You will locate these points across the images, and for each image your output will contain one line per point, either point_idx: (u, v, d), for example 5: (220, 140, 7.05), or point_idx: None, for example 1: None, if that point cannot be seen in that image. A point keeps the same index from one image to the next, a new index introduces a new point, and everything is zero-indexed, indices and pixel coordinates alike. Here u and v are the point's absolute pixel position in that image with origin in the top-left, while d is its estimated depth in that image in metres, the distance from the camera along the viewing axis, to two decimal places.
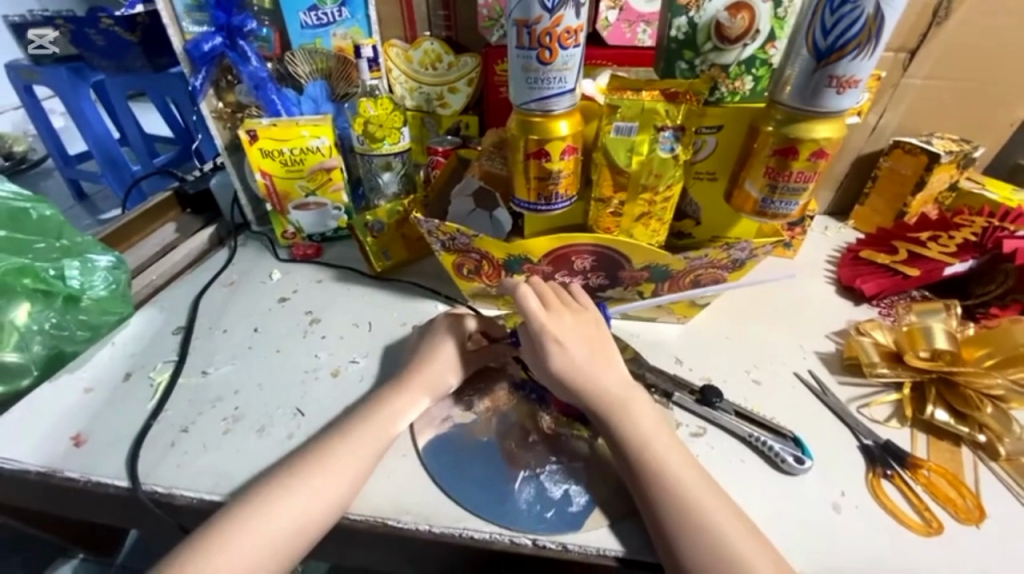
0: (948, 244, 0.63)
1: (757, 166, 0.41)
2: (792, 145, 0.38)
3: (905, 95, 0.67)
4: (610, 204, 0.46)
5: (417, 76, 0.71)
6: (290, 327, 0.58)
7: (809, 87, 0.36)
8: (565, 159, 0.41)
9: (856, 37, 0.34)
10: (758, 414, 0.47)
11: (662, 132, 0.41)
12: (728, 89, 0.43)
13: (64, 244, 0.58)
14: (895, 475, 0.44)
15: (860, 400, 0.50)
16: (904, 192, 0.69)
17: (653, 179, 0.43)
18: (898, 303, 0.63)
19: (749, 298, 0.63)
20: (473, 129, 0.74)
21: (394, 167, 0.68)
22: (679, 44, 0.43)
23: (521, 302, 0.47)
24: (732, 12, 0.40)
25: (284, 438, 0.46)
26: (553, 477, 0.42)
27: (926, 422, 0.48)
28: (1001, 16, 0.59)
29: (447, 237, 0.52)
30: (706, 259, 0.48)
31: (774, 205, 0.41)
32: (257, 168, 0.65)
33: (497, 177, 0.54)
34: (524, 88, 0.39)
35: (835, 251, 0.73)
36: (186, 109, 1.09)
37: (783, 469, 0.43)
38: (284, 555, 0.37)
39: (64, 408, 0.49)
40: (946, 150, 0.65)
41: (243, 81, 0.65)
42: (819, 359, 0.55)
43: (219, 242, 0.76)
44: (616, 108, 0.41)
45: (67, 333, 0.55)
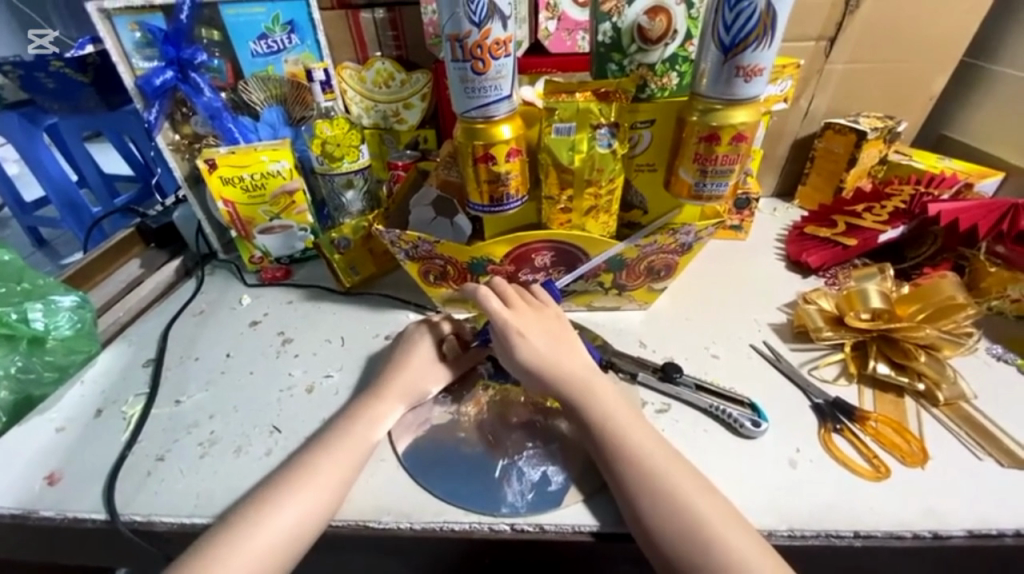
0: (881, 213, 0.68)
1: (687, 152, 0.44)
2: (714, 131, 0.41)
3: (830, 79, 0.72)
4: (560, 201, 0.49)
5: (371, 95, 0.73)
6: (262, 348, 0.59)
7: (721, 79, 0.39)
8: (511, 161, 0.44)
9: (754, 31, 0.37)
10: (717, 386, 0.50)
11: (598, 130, 0.44)
12: (658, 86, 0.47)
13: (25, 287, 0.57)
14: (845, 428, 0.47)
15: (811, 363, 0.54)
16: (839, 169, 0.75)
17: (596, 174, 0.46)
18: (841, 271, 0.67)
19: (705, 281, 0.67)
20: (432, 142, 0.76)
21: (356, 185, 0.69)
22: (607, 48, 0.47)
23: (483, 304, 0.49)
24: (651, 15, 0.44)
25: (263, 455, 0.46)
26: (531, 461, 0.43)
27: (871, 377, 0.52)
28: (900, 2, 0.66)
29: (410, 246, 0.54)
30: (655, 244, 0.52)
31: (708, 187, 0.44)
32: (219, 197, 0.66)
33: (454, 185, 0.57)
34: (463, 97, 0.41)
35: (783, 230, 0.78)
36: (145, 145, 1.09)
37: (744, 434, 0.45)
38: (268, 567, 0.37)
39: (34, 449, 0.48)
40: (871, 127, 0.71)
41: (198, 113, 0.66)
42: (772, 330, 0.58)
43: (186, 273, 0.76)
44: (554, 111, 0.44)
45: (33, 376, 0.54)
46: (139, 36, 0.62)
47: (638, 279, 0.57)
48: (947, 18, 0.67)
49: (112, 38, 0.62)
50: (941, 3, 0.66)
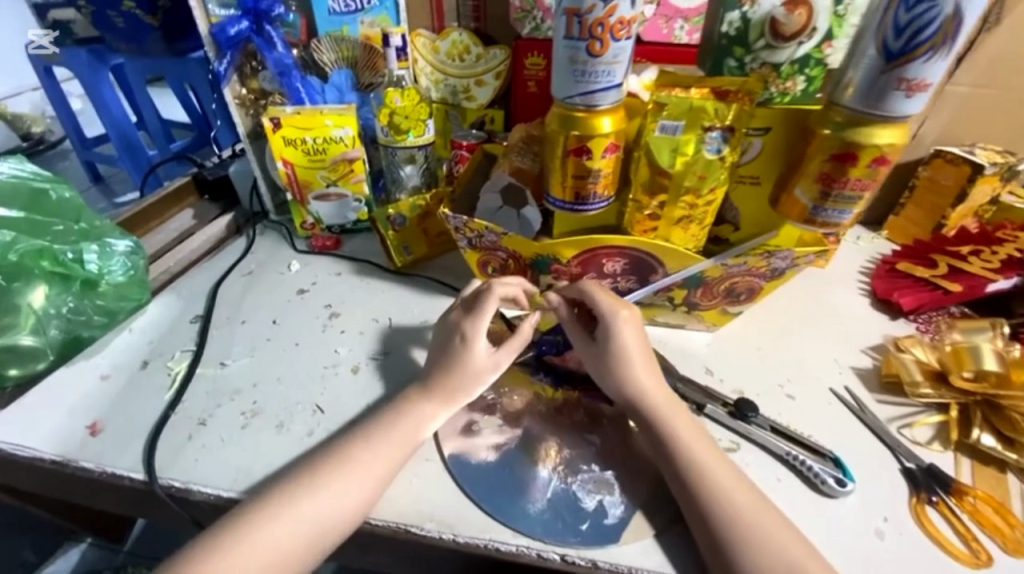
0: (991, 259, 0.61)
1: (810, 170, 0.39)
2: (851, 150, 0.36)
3: (950, 102, 0.64)
4: (648, 206, 0.44)
5: (443, 67, 0.69)
6: (309, 320, 0.57)
7: (874, 89, 0.34)
8: (607, 158, 0.39)
9: (932, 38, 0.32)
10: (795, 431, 0.45)
11: (709, 133, 0.39)
12: (779, 89, 0.42)
13: (82, 227, 0.57)
14: (941, 502, 0.41)
15: (901, 420, 0.48)
16: (944, 204, 0.66)
17: (696, 181, 0.41)
18: (936, 318, 0.60)
19: (780, 309, 0.61)
20: (498, 124, 0.72)
21: (417, 160, 0.66)
22: (730, 41, 0.41)
23: (591, 288, 0.47)
24: (789, 9, 0.39)
25: (304, 436, 0.44)
26: (586, 486, 0.40)
27: (970, 446, 0.46)
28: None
29: (475, 234, 0.50)
30: (745, 265, 0.46)
31: (826, 213, 0.39)
32: (278, 157, 0.64)
33: (528, 174, 0.52)
34: (570, 81, 0.37)
35: (869, 262, 0.70)
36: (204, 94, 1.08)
37: (823, 491, 0.41)
38: (319, 547, 0.36)
39: (80, 395, 0.48)
40: (990, 162, 0.62)
41: (268, 68, 0.64)
42: (855, 374, 0.53)
43: (236, 230, 0.75)
44: (663, 106, 0.39)
45: (83, 318, 0.54)
46: None
47: (713, 300, 0.52)
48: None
49: None
50: None
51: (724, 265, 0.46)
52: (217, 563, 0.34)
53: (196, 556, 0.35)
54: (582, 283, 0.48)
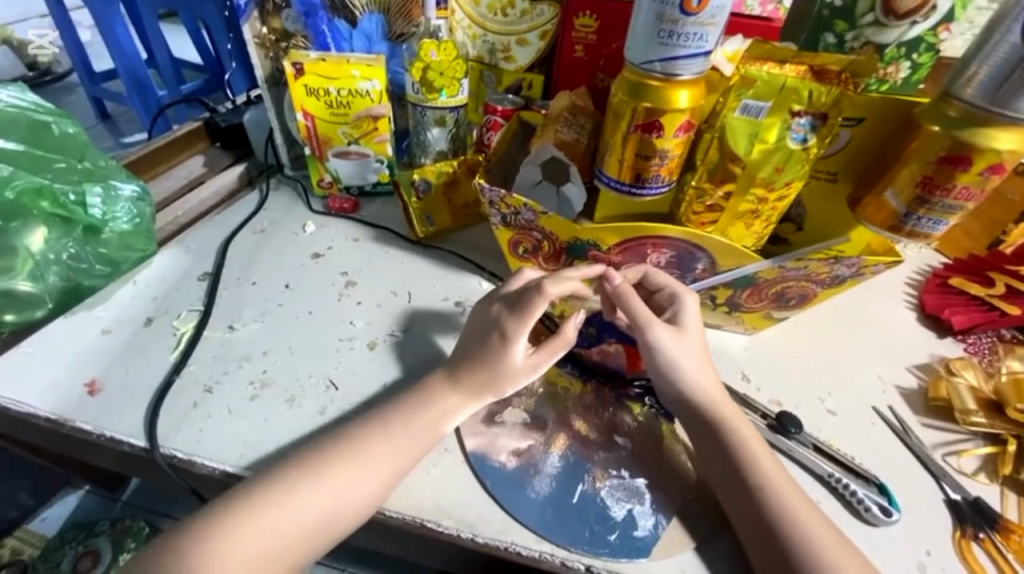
0: None
1: (905, 172, 0.34)
2: (962, 153, 0.32)
3: None
4: (711, 197, 0.39)
5: (482, 22, 0.63)
6: (324, 287, 0.54)
7: (1004, 82, 0.29)
8: (678, 138, 0.35)
9: None
10: (837, 451, 0.43)
11: (796, 118, 0.34)
12: (878, 76, 0.37)
13: (86, 166, 0.53)
14: (987, 539, 0.39)
15: (947, 447, 0.45)
16: (1007, 219, 0.61)
17: (771, 173, 0.37)
18: (986, 341, 0.57)
19: (822, 316, 0.57)
20: (535, 90, 0.66)
21: (447, 123, 0.61)
22: (832, 12, 0.36)
23: (654, 272, 0.45)
24: None
25: (316, 414, 0.42)
26: (615, 494, 0.37)
27: (1019, 481, 0.43)
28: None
29: (511, 211, 0.46)
30: (804, 270, 0.42)
31: (918, 222, 0.35)
32: (299, 107, 0.59)
33: (573, 147, 0.47)
34: (651, 43, 0.32)
35: (917, 273, 0.66)
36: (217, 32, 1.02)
37: (864, 518, 0.38)
38: (347, 524, 0.35)
39: (79, 349, 0.45)
40: None
41: (292, 6, 0.58)
42: (900, 395, 0.49)
43: (248, 183, 0.70)
44: (751, 81, 0.34)
45: (85, 266, 0.50)
46: None
47: (759, 303, 0.48)
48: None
49: None
50: None
51: (782, 266, 0.42)
52: (241, 535, 0.32)
53: (216, 526, 0.32)
54: (642, 270, 0.45)
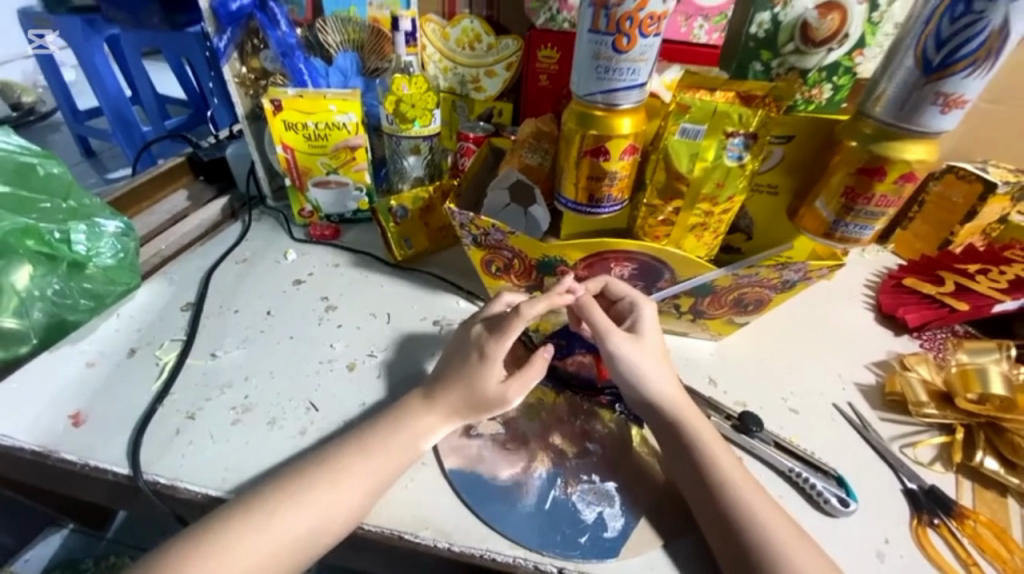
0: (998, 279, 0.60)
1: (833, 181, 0.37)
2: (878, 164, 0.35)
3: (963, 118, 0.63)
4: (662, 212, 0.43)
5: (452, 56, 0.67)
6: (305, 312, 0.56)
7: (908, 103, 0.33)
8: (624, 160, 0.38)
9: (973, 53, 0.30)
10: (798, 447, 0.45)
11: (731, 138, 0.37)
12: (804, 97, 0.41)
13: (71, 205, 0.54)
14: (942, 525, 0.41)
15: (903, 439, 0.48)
16: (952, 221, 0.65)
17: (715, 188, 0.40)
18: (941, 336, 0.60)
19: (783, 321, 0.60)
20: (506, 117, 0.70)
21: (421, 151, 0.64)
22: (757, 43, 0.40)
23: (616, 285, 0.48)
24: (822, 12, 0.37)
25: (296, 434, 0.43)
26: (586, 497, 0.39)
27: (972, 469, 0.45)
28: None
29: (480, 232, 0.49)
30: (756, 276, 0.45)
31: (846, 227, 0.38)
32: (278, 141, 0.62)
33: (536, 170, 0.51)
34: (591, 77, 0.35)
35: (874, 275, 0.69)
36: (200, 70, 1.07)
37: (824, 510, 0.40)
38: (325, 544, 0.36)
39: (62, 383, 0.46)
40: (1003, 180, 0.61)
41: (270, 47, 0.61)
42: (859, 391, 0.52)
43: (232, 215, 0.73)
44: (687, 108, 0.37)
45: (69, 302, 0.51)
46: None
47: (720, 308, 0.50)
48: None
49: None
50: None
51: (736, 275, 0.45)
52: (220, 559, 0.33)
53: (196, 550, 0.33)
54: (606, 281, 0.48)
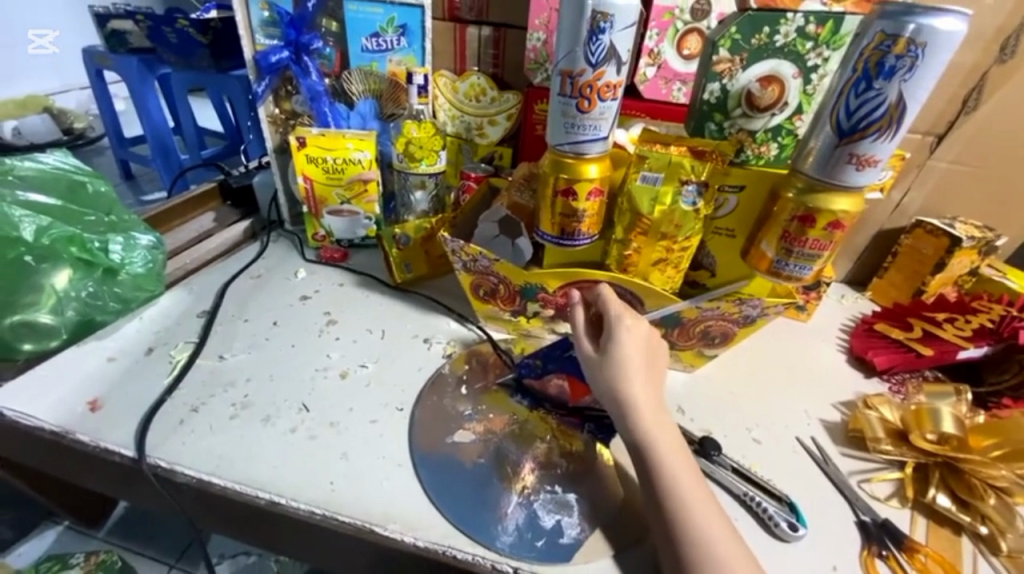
0: (964, 327, 0.62)
1: (775, 229, 0.43)
2: (810, 214, 0.40)
3: (930, 176, 0.66)
4: (628, 247, 0.48)
5: (460, 106, 0.76)
6: (308, 324, 0.61)
7: (829, 161, 0.39)
8: (591, 200, 0.44)
9: (879, 121, 0.36)
10: (755, 474, 0.47)
11: (686, 186, 0.44)
12: (754, 153, 0.46)
13: (112, 219, 0.62)
14: (891, 556, 0.42)
15: (861, 474, 0.49)
16: (924, 271, 0.68)
17: (673, 228, 0.46)
18: (909, 380, 0.61)
19: (755, 356, 0.63)
20: (506, 160, 0.78)
21: (427, 187, 0.71)
22: (710, 107, 0.46)
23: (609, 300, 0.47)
24: (763, 85, 0.44)
25: (287, 431, 0.47)
26: (546, 506, 0.43)
27: (926, 505, 0.47)
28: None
29: (470, 258, 0.54)
30: (718, 309, 0.49)
31: (789, 267, 0.43)
32: (300, 172, 0.70)
33: (524, 208, 0.57)
34: (561, 130, 0.41)
35: (849, 319, 0.72)
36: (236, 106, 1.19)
37: (775, 533, 0.42)
38: None
39: (86, 372, 0.51)
40: (968, 235, 0.63)
41: (301, 93, 0.71)
42: (823, 427, 0.54)
43: (252, 236, 0.81)
44: (645, 159, 0.44)
45: (100, 303, 0.57)
46: (267, 15, 0.67)
47: (689, 340, 0.53)
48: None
49: (242, 13, 0.66)
50: None
51: (699, 310, 0.49)
52: None
53: None
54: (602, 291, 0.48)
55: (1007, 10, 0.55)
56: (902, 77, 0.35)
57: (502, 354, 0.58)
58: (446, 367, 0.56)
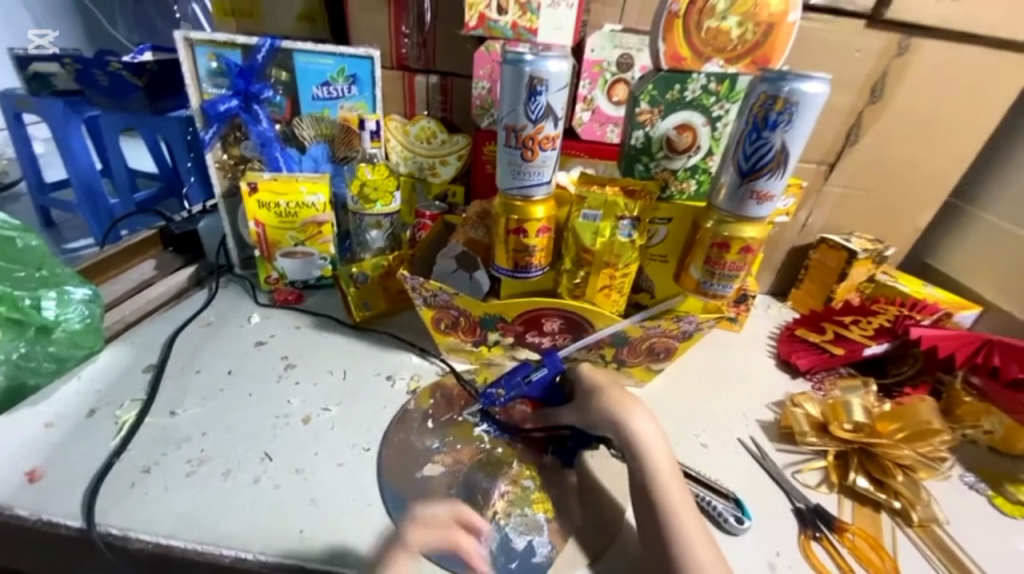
0: (867, 327, 0.71)
1: (699, 253, 0.50)
2: (726, 241, 0.47)
3: (827, 199, 0.77)
4: (577, 275, 0.53)
5: (412, 147, 0.80)
6: (264, 371, 0.60)
7: (736, 196, 0.46)
8: (540, 236, 0.48)
9: (769, 163, 0.44)
10: (704, 476, 0.51)
11: (621, 221, 0.49)
12: (677, 189, 0.54)
13: (44, 274, 0.58)
14: (824, 538, 0.48)
15: (794, 465, 0.56)
16: (831, 281, 0.78)
17: (613, 258, 0.51)
18: (827, 378, 0.70)
19: (699, 367, 0.69)
20: (459, 197, 0.82)
21: (383, 226, 0.74)
22: (636, 151, 0.54)
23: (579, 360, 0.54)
24: (679, 132, 0.52)
25: (250, 483, 0.46)
26: (518, 528, 0.46)
27: (850, 488, 0.53)
28: (926, 104, 0.68)
29: (430, 294, 0.56)
30: (660, 327, 0.54)
31: (713, 286, 0.50)
32: (252, 217, 0.70)
33: (478, 244, 0.60)
34: (509, 177, 0.46)
35: (775, 327, 0.80)
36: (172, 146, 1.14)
37: (726, 528, 0.47)
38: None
39: (18, 441, 0.47)
40: (862, 248, 0.74)
41: (251, 138, 0.72)
42: (760, 426, 0.60)
43: (198, 282, 0.79)
44: (584, 200, 0.49)
45: (32, 365, 0.54)
46: (214, 66, 0.68)
47: (637, 356, 0.58)
48: (945, 156, 0.72)
49: (189, 64, 0.67)
50: (924, 148, 0.72)
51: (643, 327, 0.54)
52: None
53: None
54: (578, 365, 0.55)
55: (872, 60, 0.65)
56: (783, 128, 0.42)
57: (465, 386, 0.60)
58: (411, 403, 0.57)
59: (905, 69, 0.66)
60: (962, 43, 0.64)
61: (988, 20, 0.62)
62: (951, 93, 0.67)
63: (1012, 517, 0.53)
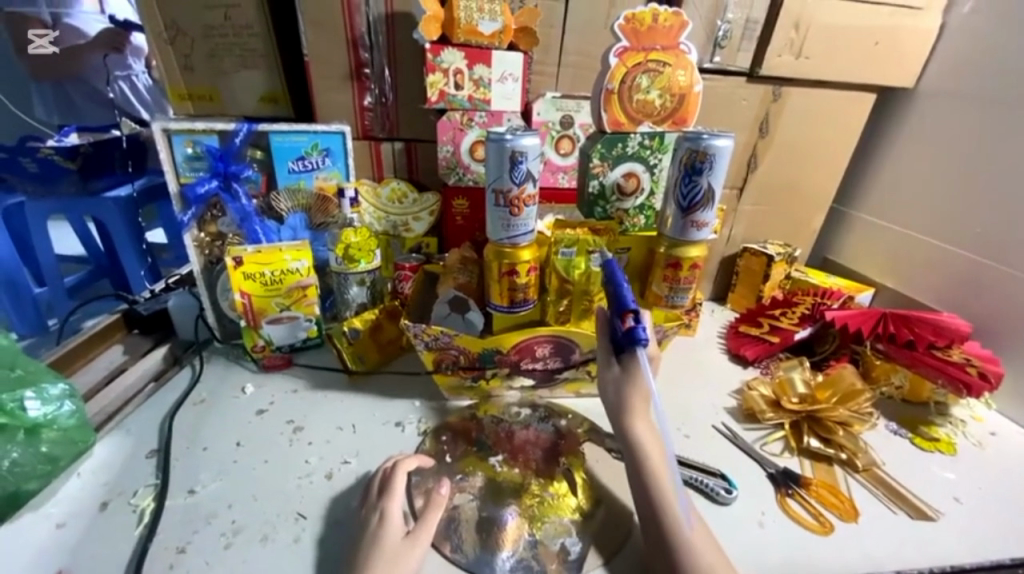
0: (793, 317, 0.84)
1: (659, 273, 0.61)
2: (677, 261, 0.59)
3: (742, 217, 0.93)
4: (559, 304, 0.64)
5: (385, 208, 0.86)
6: (273, 438, 0.61)
7: (681, 227, 0.58)
8: (529, 274, 0.58)
9: (702, 199, 0.56)
10: (692, 461, 0.60)
11: (592, 254, 0.61)
12: (632, 223, 0.69)
13: (19, 373, 0.55)
14: (796, 493, 0.57)
15: (761, 439, 0.66)
16: (758, 282, 0.93)
17: (590, 285, 0.61)
18: (771, 363, 0.82)
19: (670, 371, 0.79)
20: (433, 248, 0.88)
21: (365, 282, 0.77)
22: (594, 197, 0.70)
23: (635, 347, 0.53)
24: (626, 178, 0.68)
25: (290, 543, 0.48)
26: (549, 533, 0.51)
27: (808, 450, 0.64)
28: (801, 135, 0.87)
29: (432, 338, 0.61)
30: None
31: (674, 298, 0.62)
32: (237, 289, 0.71)
33: (468, 287, 0.67)
34: (499, 228, 0.55)
35: (722, 328, 0.93)
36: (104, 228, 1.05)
37: (719, 500, 0.55)
38: None
39: (31, 549, 0.47)
40: (777, 252, 0.90)
41: (229, 215, 0.75)
42: (727, 413, 0.71)
43: (174, 361, 0.77)
44: (561, 240, 0.60)
45: (27, 470, 0.51)
46: (191, 152, 0.72)
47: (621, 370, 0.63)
48: (821, 175, 0.91)
49: (167, 154, 0.72)
50: (807, 169, 0.90)
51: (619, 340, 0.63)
52: None
53: None
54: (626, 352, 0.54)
55: (756, 105, 0.83)
56: (709, 174, 0.55)
57: (468, 420, 0.66)
58: (424, 444, 0.61)
59: (781, 111, 0.84)
60: (819, 88, 0.83)
61: (831, 73, 0.81)
62: (816, 126, 0.86)
63: (929, 450, 0.66)
